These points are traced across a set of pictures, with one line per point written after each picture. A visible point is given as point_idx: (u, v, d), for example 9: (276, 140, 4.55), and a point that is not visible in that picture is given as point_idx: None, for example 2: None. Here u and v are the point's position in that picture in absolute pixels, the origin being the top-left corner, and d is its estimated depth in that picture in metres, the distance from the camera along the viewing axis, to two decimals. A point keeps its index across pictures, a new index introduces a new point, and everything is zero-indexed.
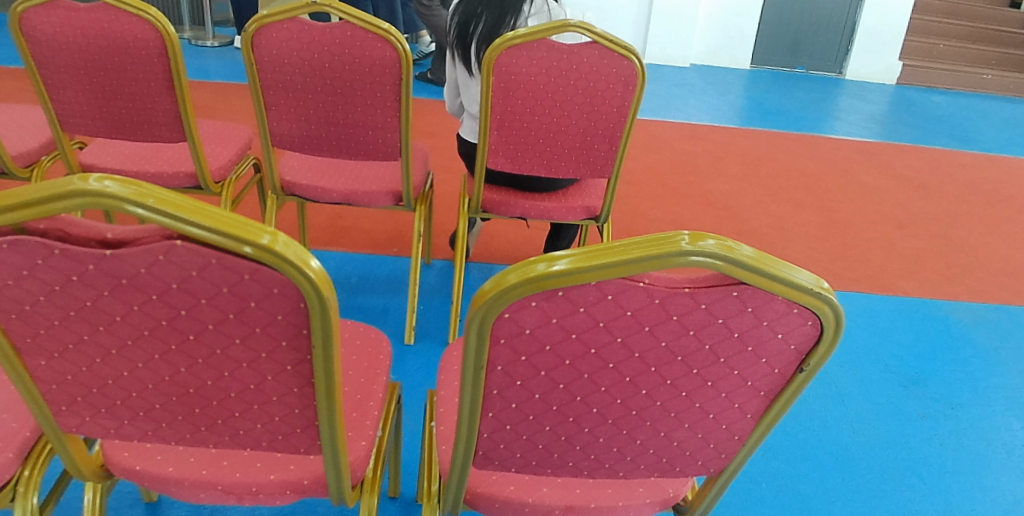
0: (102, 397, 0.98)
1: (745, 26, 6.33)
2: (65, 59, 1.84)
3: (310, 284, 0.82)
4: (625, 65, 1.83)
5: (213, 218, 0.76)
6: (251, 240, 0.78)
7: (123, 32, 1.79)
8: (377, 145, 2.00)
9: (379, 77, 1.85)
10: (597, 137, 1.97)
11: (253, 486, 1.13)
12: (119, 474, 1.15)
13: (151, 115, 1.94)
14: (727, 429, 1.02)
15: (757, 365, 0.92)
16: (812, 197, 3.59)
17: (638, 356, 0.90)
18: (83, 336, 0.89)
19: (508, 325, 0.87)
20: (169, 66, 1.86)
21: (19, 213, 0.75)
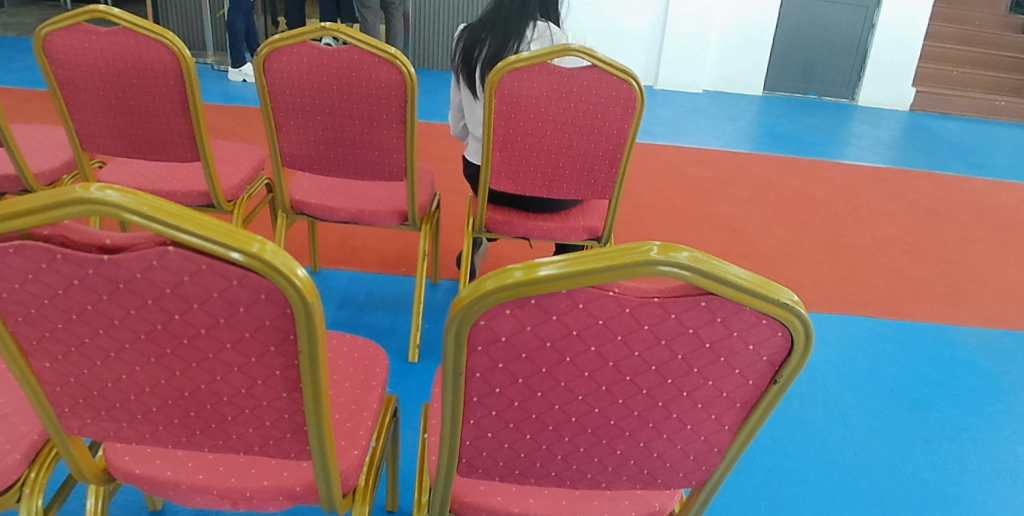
0: (102, 400, 1.02)
1: (757, 52, 6.38)
2: (86, 82, 1.93)
3: (296, 291, 0.86)
4: (624, 88, 1.88)
5: (205, 226, 0.81)
6: (246, 246, 0.82)
7: (141, 56, 1.88)
8: (384, 165, 2.05)
9: (385, 99, 1.92)
10: (598, 159, 2.01)
11: (247, 491, 1.16)
12: (120, 477, 1.19)
13: (167, 135, 2.01)
14: (705, 441, 1.04)
15: (730, 376, 0.94)
16: (820, 222, 3.60)
17: (612, 365, 0.93)
18: (84, 339, 0.93)
19: (486, 333, 0.91)
20: (184, 88, 1.93)
21: (22, 219, 0.80)
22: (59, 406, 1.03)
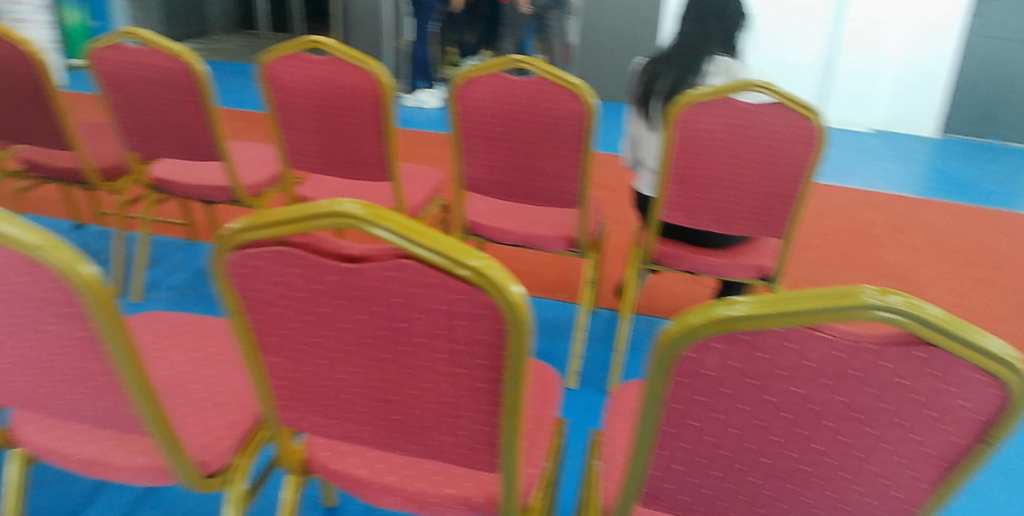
0: (319, 398, 1.12)
1: (936, 91, 5.95)
2: (297, 104, 2.13)
3: (512, 309, 0.90)
4: (806, 126, 1.82)
5: (436, 242, 0.89)
6: (466, 260, 0.89)
7: (348, 82, 2.05)
8: (558, 193, 2.11)
9: (565, 128, 1.98)
10: (774, 198, 1.95)
11: (433, 497, 1.22)
12: (319, 471, 1.28)
13: (362, 155, 2.19)
14: (903, 499, 0.98)
15: (941, 433, 0.88)
16: (1013, 278, 3.27)
17: (814, 409, 0.90)
18: (315, 338, 1.03)
19: (690, 365, 0.90)
20: (381, 113, 2.09)
21: (281, 228, 0.91)
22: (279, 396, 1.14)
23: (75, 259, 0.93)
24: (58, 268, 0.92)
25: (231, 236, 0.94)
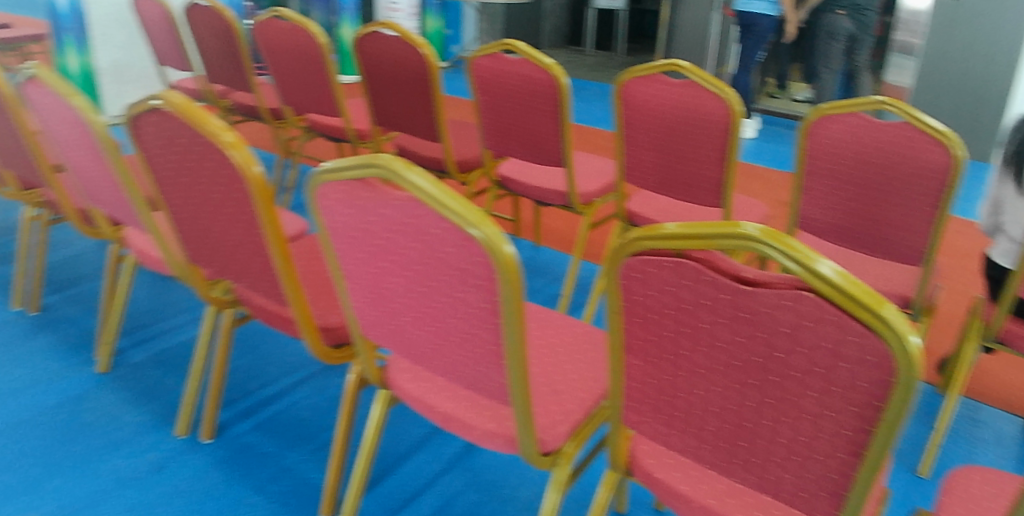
0: (405, 316, 1.27)
1: None
2: (405, 97, 2.05)
3: (503, 264, 1.07)
4: (944, 153, 1.60)
5: (459, 202, 1.07)
6: (476, 223, 1.06)
7: (505, 73, 1.94)
8: (703, 194, 1.90)
9: (710, 133, 1.79)
10: (913, 227, 1.71)
11: (474, 427, 1.32)
12: (391, 386, 1.44)
13: (512, 151, 2.08)
14: (797, 483, 0.87)
15: (844, 411, 0.78)
16: None
17: (726, 354, 0.83)
18: (396, 247, 1.18)
19: (636, 287, 0.85)
20: (531, 109, 1.94)
21: (352, 172, 1.15)
22: (377, 310, 1.31)
23: (251, 162, 1.26)
24: (240, 165, 1.25)
25: (315, 179, 1.21)
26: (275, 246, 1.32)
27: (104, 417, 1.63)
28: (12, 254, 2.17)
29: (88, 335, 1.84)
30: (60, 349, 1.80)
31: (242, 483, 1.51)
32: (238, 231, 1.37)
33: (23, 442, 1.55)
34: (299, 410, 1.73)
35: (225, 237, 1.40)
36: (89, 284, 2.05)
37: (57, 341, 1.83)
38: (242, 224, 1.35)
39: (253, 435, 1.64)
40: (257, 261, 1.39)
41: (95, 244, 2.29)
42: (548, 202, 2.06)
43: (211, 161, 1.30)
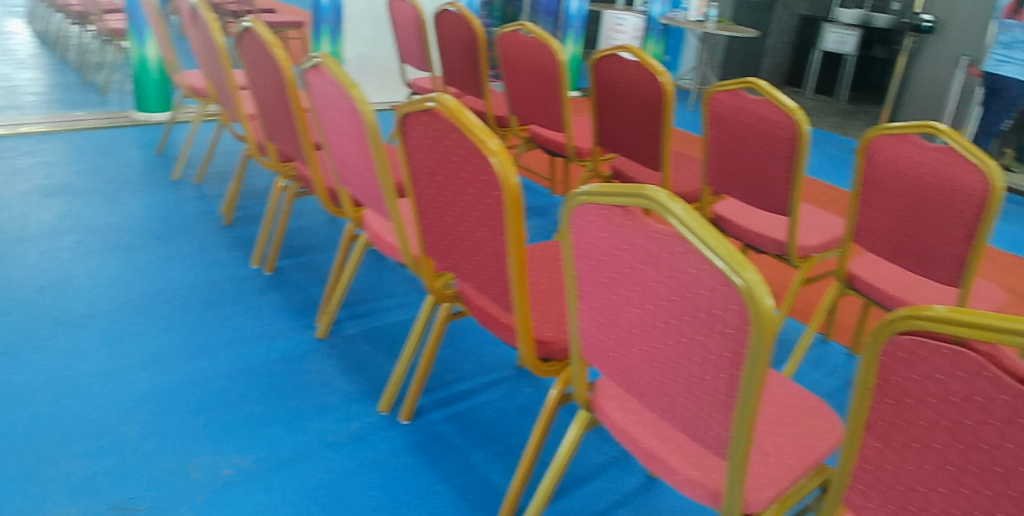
0: (631, 344, 1.16)
1: None
2: (636, 123, 2.07)
3: (763, 319, 0.89)
4: None
5: (724, 247, 0.91)
6: (741, 270, 0.90)
7: (742, 113, 1.90)
8: (941, 271, 1.68)
9: (961, 206, 1.57)
10: None
11: (673, 470, 1.18)
12: (595, 409, 1.36)
13: (739, 191, 2.04)
14: None
15: None
16: None
17: (996, 461, 0.69)
18: (624, 267, 1.07)
19: (898, 366, 0.73)
20: (763, 153, 1.89)
21: (617, 200, 1.03)
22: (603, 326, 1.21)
23: (510, 173, 1.29)
24: (499, 172, 1.29)
25: (573, 198, 1.11)
26: (513, 251, 1.35)
27: (319, 378, 1.70)
28: (260, 216, 2.40)
29: (312, 301, 1.96)
30: (286, 308, 1.91)
31: (429, 471, 1.53)
32: (479, 234, 1.42)
33: (246, 389, 1.63)
34: (488, 411, 1.73)
35: (465, 238, 1.45)
36: (317, 255, 2.20)
37: (284, 300, 1.95)
38: (486, 228, 1.39)
39: (444, 426, 1.66)
40: (493, 264, 1.43)
41: (324, 218, 2.48)
42: (761, 249, 2.01)
43: (468, 170, 1.36)
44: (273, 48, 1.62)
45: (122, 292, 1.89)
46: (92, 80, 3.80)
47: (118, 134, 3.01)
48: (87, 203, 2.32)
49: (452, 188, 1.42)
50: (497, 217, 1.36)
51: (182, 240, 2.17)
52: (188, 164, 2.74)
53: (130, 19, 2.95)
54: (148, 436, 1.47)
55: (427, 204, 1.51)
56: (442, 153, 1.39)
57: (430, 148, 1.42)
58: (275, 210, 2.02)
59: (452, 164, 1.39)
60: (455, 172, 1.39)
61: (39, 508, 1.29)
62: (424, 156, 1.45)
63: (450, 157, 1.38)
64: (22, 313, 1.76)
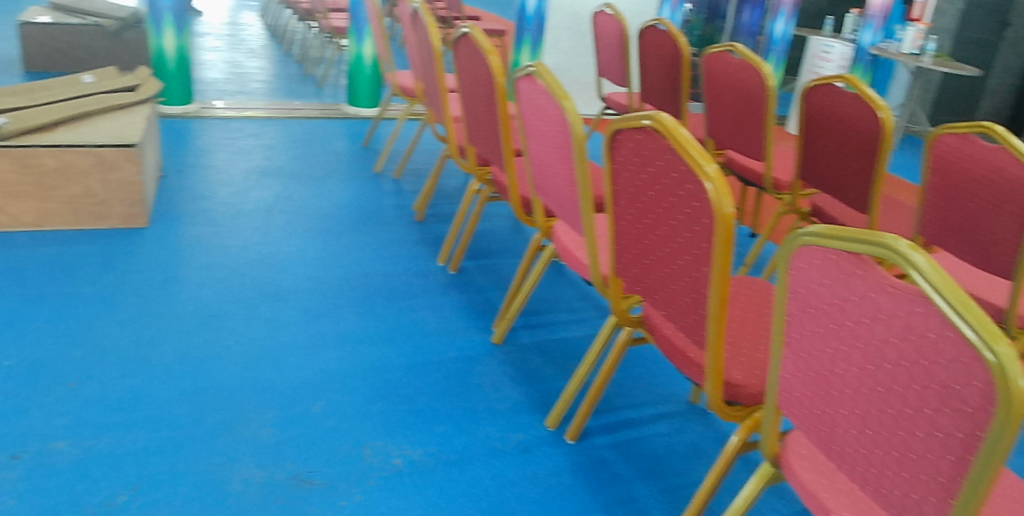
0: (829, 404, 0.89)
1: None
2: (845, 159, 1.91)
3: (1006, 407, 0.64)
4: None
5: (978, 317, 0.65)
6: (995, 343, 0.64)
7: (973, 158, 1.68)
8: None
9: None
10: None
11: None
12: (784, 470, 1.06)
13: (959, 244, 1.80)
14: None
15: None
16: None
17: None
18: (821, 306, 0.84)
19: None
20: (995, 207, 1.66)
21: (837, 242, 0.77)
22: (791, 376, 0.94)
23: (725, 202, 1.17)
24: (714, 201, 1.18)
25: (794, 237, 0.85)
26: (716, 284, 1.25)
27: (490, 383, 1.69)
28: (450, 216, 2.46)
29: (491, 305, 1.97)
30: (465, 309, 1.94)
31: (594, 493, 1.45)
32: (682, 261, 1.33)
33: (422, 383, 1.66)
34: (656, 445, 1.61)
35: (665, 262, 1.38)
36: (500, 260, 2.22)
37: (465, 301, 1.98)
38: (690, 255, 1.30)
39: (609, 452, 1.57)
40: (693, 293, 1.33)
41: (508, 223, 2.51)
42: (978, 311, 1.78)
43: (678, 193, 1.27)
44: (487, 54, 1.64)
45: (320, 273, 2.01)
46: (313, 72, 4.15)
47: (329, 124, 3.25)
48: (298, 187, 2.52)
49: (658, 209, 1.34)
50: (705, 247, 1.26)
51: (379, 230, 2.29)
52: (391, 160, 2.89)
53: (352, 19, 3.20)
54: (331, 413, 1.53)
55: (629, 223, 1.45)
56: (650, 176, 1.32)
57: (638, 168, 1.35)
58: (466, 212, 2.09)
59: (659, 186, 1.31)
60: (662, 195, 1.32)
61: (232, 465, 1.37)
62: (631, 174, 1.38)
63: (659, 179, 1.30)
64: (239, 280, 1.93)
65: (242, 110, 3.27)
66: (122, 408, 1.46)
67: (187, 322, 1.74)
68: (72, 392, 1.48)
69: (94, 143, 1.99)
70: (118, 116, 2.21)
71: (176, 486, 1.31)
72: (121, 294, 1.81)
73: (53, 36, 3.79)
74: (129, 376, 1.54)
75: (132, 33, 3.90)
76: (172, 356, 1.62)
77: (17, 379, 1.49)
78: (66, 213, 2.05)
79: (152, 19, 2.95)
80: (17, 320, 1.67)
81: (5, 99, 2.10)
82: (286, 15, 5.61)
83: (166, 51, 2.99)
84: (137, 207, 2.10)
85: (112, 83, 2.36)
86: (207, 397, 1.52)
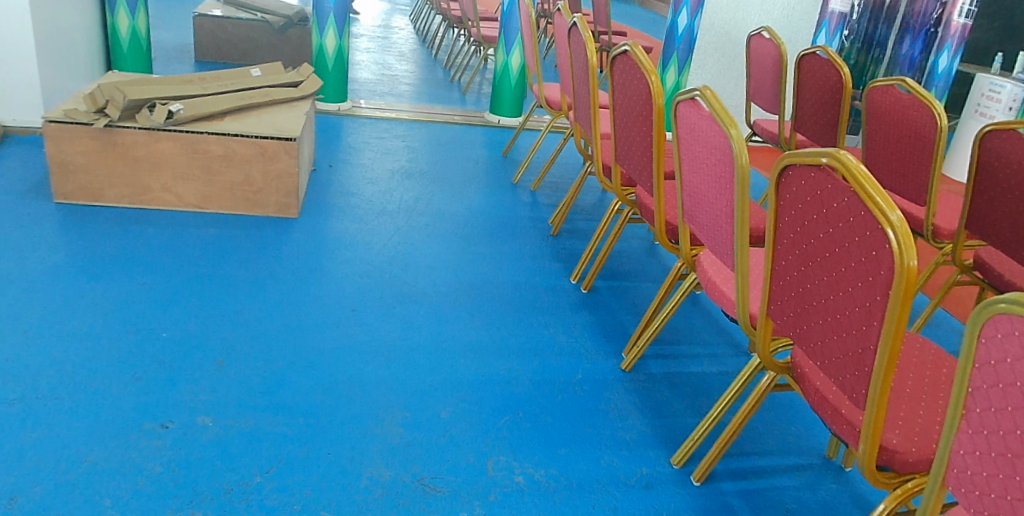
0: (1011, 490, 0.78)
1: None
2: (1015, 210, 1.71)
3: None
4: None
5: None
6: None
7: None
8: None
9: None
10: None
11: None
12: None
13: None
14: None
15: None
16: None
17: None
18: (1013, 382, 0.74)
19: None
20: None
21: None
22: (970, 453, 0.83)
23: (912, 255, 0.93)
24: (894, 251, 0.94)
25: (990, 303, 0.75)
26: (885, 345, 1.01)
27: (616, 411, 1.65)
28: (585, 235, 2.46)
29: (621, 330, 1.95)
30: (595, 331, 1.92)
31: None
32: (846, 312, 1.08)
33: (549, 403, 1.63)
34: (788, 499, 1.50)
35: (823, 310, 1.13)
36: (631, 285, 2.19)
37: (594, 323, 1.96)
38: (858, 308, 1.05)
39: (736, 499, 1.48)
40: (853, 352, 1.09)
41: (642, 246, 2.47)
42: None
43: (851, 240, 1.03)
44: (649, 74, 1.58)
45: (456, 280, 2.04)
46: (458, 78, 4.24)
47: (470, 130, 3.32)
48: (439, 193, 2.58)
49: (820, 256, 1.10)
50: (875, 302, 1.01)
51: (513, 242, 2.32)
52: (528, 171, 2.92)
53: (502, 30, 3.29)
54: (457, 422, 1.53)
55: (784, 264, 1.20)
56: (818, 220, 1.08)
57: (805, 210, 1.10)
58: (605, 229, 2.11)
59: (825, 232, 1.07)
60: (829, 240, 1.07)
61: (361, 460, 1.39)
62: (795, 216, 1.14)
63: (830, 222, 1.05)
64: (378, 278, 1.99)
65: (390, 111, 3.37)
66: (265, 391, 1.51)
67: (329, 313, 1.80)
68: (221, 368, 1.55)
69: (259, 135, 2.09)
70: (282, 110, 2.32)
71: (308, 473, 1.34)
72: (271, 279, 1.90)
73: (226, 28, 4.04)
74: (273, 361, 1.60)
75: (297, 32, 4.11)
76: (314, 345, 1.67)
77: (175, 349, 1.58)
78: (226, 198, 2.18)
79: (317, 19, 3.13)
80: (178, 294, 1.78)
81: (183, 87, 2.24)
82: (436, 22, 5.80)
83: (326, 49, 3.16)
84: (290, 198, 2.20)
85: (277, 78, 2.48)
86: (345, 390, 1.56)
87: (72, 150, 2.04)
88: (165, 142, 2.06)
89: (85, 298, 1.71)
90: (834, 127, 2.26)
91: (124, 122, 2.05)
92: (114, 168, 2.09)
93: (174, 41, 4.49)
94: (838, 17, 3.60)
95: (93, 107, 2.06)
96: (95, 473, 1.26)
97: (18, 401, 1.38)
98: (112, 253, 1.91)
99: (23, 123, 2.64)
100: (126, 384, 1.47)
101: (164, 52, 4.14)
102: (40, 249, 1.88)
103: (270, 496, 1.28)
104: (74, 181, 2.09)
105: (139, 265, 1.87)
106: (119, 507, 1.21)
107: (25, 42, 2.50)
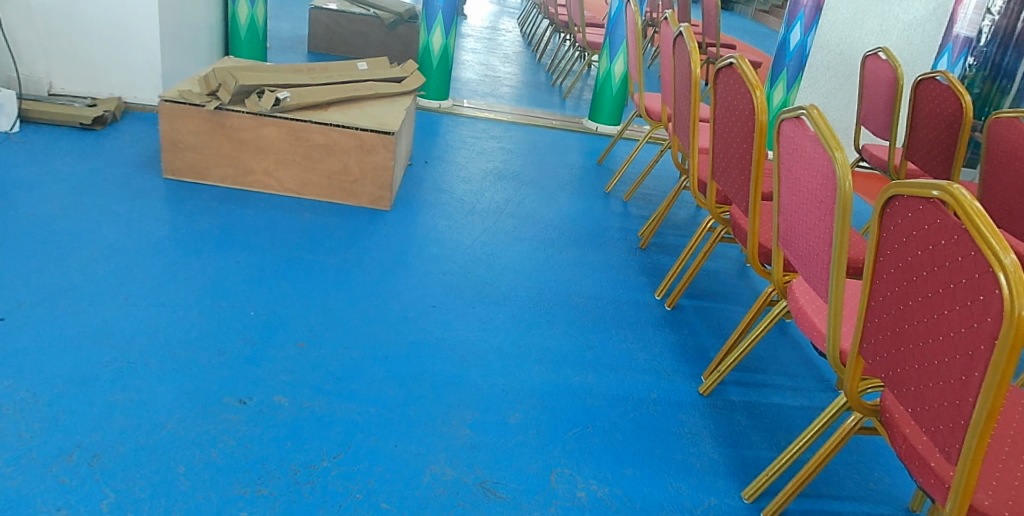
0: None
1: None
2: None
3: None
4: None
5: None
6: None
7: None
8: None
9: None
10: None
11: None
12: None
13: None
14: None
15: None
16: None
17: None
18: None
19: None
20: None
21: None
22: None
23: None
24: (1005, 297, 0.85)
25: None
26: (986, 398, 0.92)
27: (690, 435, 1.59)
28: (675, 251, 2.39)
29: (702, 352, 1.88)
30: (675, 351, 1.86)
31: None
32: (946, 359, 0.99)
33: (620, 420, 1.59)
34: None
35: (921, 355, 1.04)
36: (720, 307, 2.11)
37: (676, 342, 1.90)
38: (960, 356, 0.96)
39: None
40: (949, 403, 1.00)
41: (733, 268, 2.38)
42: None
43: (959, 281, 0.94)
44: (753, 89, 1.51)
45: (537, 286, 2.03)
46: (560, 83, 4.24)
47: (566, 136, 3.30)
48: (531, 196, 2.58)
49: (923, 295, 1.01)
50: (979, 352, 0.92)
51: (600, 253, 2.28)
52: (623, 181, 2.88)
53: (608, 37, 3.26)
54: (524, 429, 1.52)
55: (882, 300, 1.12)
56: (922, 257, 1.00)
57: (909, 243, 1.02)
58: (695, 247, 2.04)
59: (930, 271, 0.99)
60: (934, 279, 0.98)
61: (425, 457, 1.40)
62: (899, 250, 1.05)
63: (935, 260, 0.97)
64: (460, 276, 2.01)
65: (489, 112, 3.40)
66: (338, 377, 1.55)
67: (408, 308, 1.82)
68: (300, 351, 1.60)
69: (359, 127, 2.16)
70: (382, 105, 2.38)
71: (372, 463, 1.36)
72: (357, 269, 1.95)
73: (340, 24, 4.23)
74: (351, 348, 1.64)
75: (406, 28, 4.22)
76: (390, 337, 1.70)
77: (260, 328, 1.65)
78: (324, 186, 2.26)
79: (426, 18, 3.22)
80: (267, 275, 1.85)
81: (292, 76, 2.34)
82: (543, 26, 5.84)
83: (432, 47, 3.24)
84: (384, 191, 2.25)
85: (382, 73, 2.55)
86: (415, 384, 1.57)
87: (187, 130, 2.18)
88: (270, 127, 2.16)
89: (183, 270, 1.81)
90: (951, 159, 2.11)
91: (234, 105, 2.17)
92: (222, 149, 2.21)
93: (289, 32, 4.71)
94: (963, 41, 3.35)
95: (206, 90, 2.19)
96: (172, 441, 1.33)
97: (111, 363, 1.47)
98: (216, 231, 2.01)
99: (142, 101, 2.84)
100: (210, 357, 1.54)
101: (279, 43, 4.37)
102: (148, 221, 2.01)
103: (334, 482, 1.31)
104: (183, 158, 2.23)
105: (237, 245, 1.97)
106: (191, 475, 1.27)
107: (149, 26, 2.69)
